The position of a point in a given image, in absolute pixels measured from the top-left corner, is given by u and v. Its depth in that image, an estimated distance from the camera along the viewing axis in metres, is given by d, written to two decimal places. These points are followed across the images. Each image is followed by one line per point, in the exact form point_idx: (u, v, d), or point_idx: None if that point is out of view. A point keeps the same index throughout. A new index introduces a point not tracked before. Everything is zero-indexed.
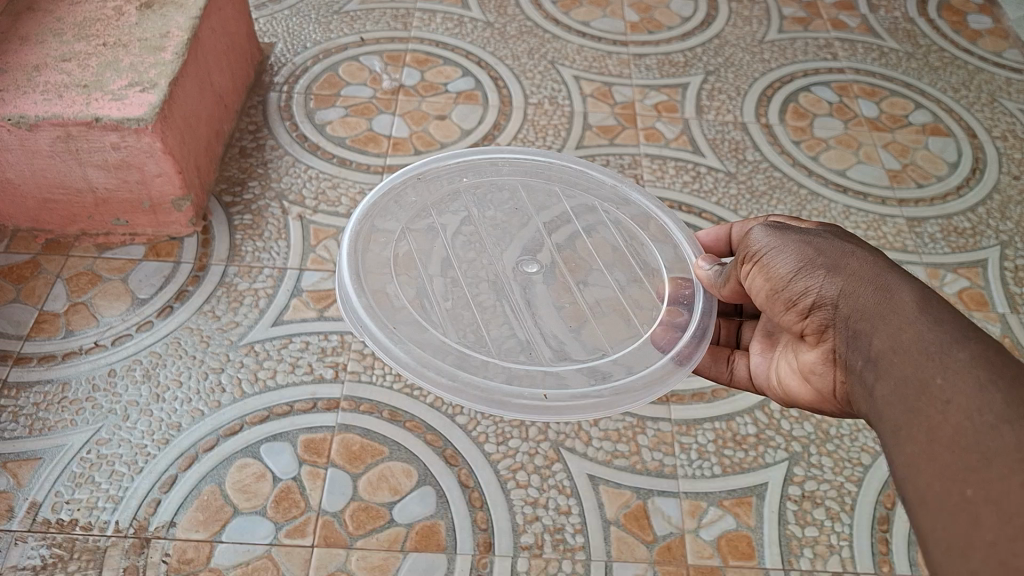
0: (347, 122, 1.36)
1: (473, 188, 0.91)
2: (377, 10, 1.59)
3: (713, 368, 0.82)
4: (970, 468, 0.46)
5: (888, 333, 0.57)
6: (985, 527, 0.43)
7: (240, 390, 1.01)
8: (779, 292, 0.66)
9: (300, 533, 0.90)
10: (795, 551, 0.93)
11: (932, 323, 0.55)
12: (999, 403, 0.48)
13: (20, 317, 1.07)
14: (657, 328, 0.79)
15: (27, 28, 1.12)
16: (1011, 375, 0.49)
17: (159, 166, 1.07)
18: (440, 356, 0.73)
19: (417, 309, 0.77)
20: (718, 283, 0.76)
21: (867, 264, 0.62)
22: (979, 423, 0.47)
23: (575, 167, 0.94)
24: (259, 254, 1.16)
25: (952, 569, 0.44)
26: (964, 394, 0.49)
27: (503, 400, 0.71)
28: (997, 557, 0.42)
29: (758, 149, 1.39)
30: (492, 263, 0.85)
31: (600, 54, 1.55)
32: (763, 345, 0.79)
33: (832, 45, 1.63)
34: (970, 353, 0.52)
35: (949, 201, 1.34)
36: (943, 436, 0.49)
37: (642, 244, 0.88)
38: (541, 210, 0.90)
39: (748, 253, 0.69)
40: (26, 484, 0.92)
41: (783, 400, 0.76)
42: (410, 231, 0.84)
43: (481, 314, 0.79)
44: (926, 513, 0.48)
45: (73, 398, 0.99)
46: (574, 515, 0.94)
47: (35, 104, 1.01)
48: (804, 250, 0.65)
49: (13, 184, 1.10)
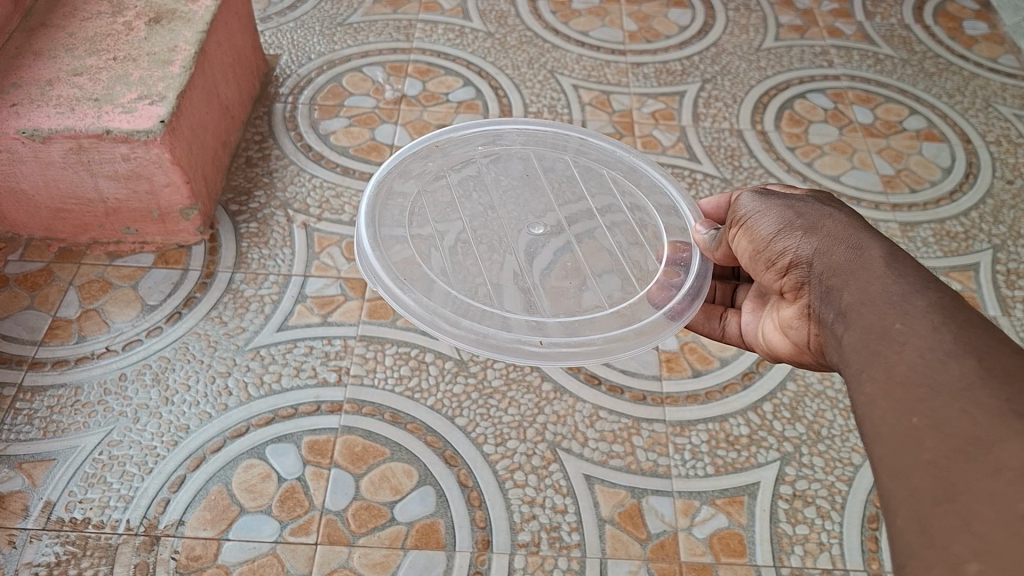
0: (351, 131, 1.39)
1: (487, 156, 0.95)
2: (380, 21, 1.63)
3: (706, 325, 0.85)
4: (917, 399, 0.49)
5: (858, 285, 0.59)
6: (926, 448, 0.47)
7: (246, 393, 1.04)
8: (761, 252, 0.70)
9: (304, 531, 0.93)
10: (786, 549, 0.96)
11: (896, 274, 0.57)
12: (949, 341, 0.50)
13: (34, 322, 1.10)
14: (652, 286, 0.82)
15: (41, 44, 1.15)
16: (962, 318, 0.52)
17: (167, 176, 1.11)
18: (448, 307, 0.77)
19: (427, 263, 0.81)
20: (712, 247, 0.80)
21: (842, 225, 0.65)
22: (931, 358, 0.50)
23: (586, 138, 0.98)
24: (265, 261, 1.19)
25: (895, 488, 0.47)
26: (919, 335, 0.52)
27: (505, 345, 0.76)
28: (935, 473, 0.45)
29: (753, 155, 1.42)
30: (502, 226, 0.88)
31: (598, 63, 1.58)
32: (755, 305, 0.81)
33: (828, 52, 1.66)
34: (927, 299, 0.54)
35: (942, 205, 1.36)
36: (898, 373, 0.51)
37: (645, 212, 0.91)
38: (552, 178, 0.94)
39: (736, 218, 0.73)
40: (40, 484, 0.95)
41: (768, 354, 0.78)
42: (425, 194, 0.88)
43: (485, 268, 0.83)
44: (876, 440, 0.50)
45: (85, 401, 1.03)
46: (570, 513, 0.97)
47: (49, 117, 1.05)
48: (785, 214, 0.69)
49: (27, 195, 1.13)
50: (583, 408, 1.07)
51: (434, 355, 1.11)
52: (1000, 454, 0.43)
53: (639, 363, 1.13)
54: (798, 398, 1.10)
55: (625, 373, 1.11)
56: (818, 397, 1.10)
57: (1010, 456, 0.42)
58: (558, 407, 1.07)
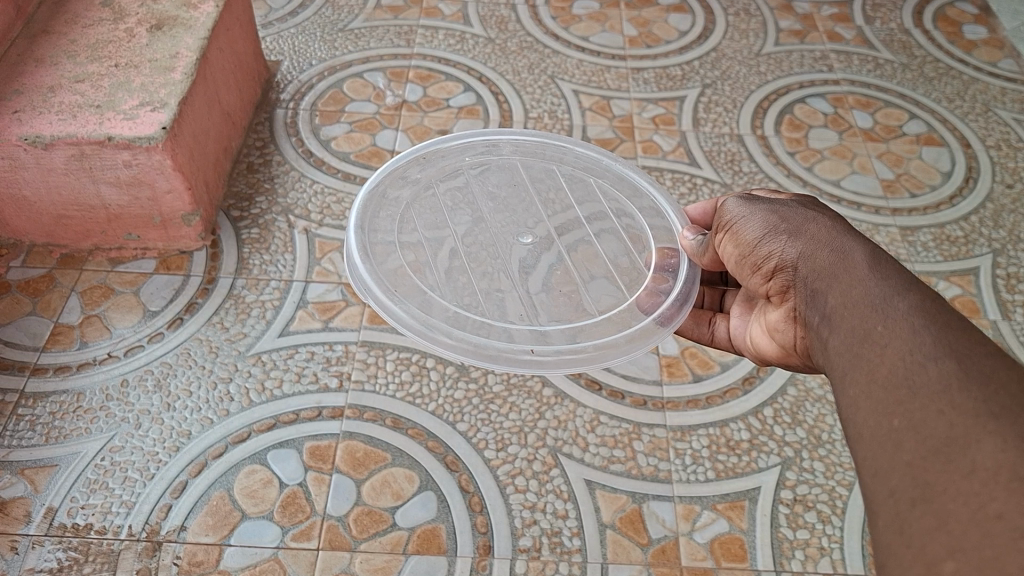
0: (352, 137, 1.39)
1: (476, 167, 0.95)
2: (380, 27, 1.63)
3: (695, 330, 0.85)
4: (897, 401, 0.49)
5: (841, 289, 0.59)
6: (904, 449, 0.46)
7: (248, 399, 1.05)
8: (747, 256, 0.70)
9: (306, 537, 0.93)
10: (787, 553, 0.96)
11: (879, 278, 0.57)
12: (929, 344, 0.50)
13: (36, 328, 1.10)
14: (642, 292, 0.83)
15: (43, 50, 1.16)
16: (943, 321, 0.52)
17: (169, 181, 1.11)
18: (442, 318, 0.78)
19: (419, 274, 0.81)
20: (699, 252, 0.80)
21: (826, 229, 0.65)
22: (911, 361, 0.50)
23: (573, 147, 0.99)
24: (267, 266, 1.20)
25: (874, 487, 0.47)
26: (900, 339, 0.52)
27: (496, 354, 0.76)
28: (913, 473, 0.45)
29: (753, 160, 1.42)
30: (492, 235, 0.88)
31: (598, 68, 1.59)
32: (743, 308, 0.81)
33: (827, 56, 1.66)
34: (908, 303, 0.54)
35: (942, 210, 1.37)
36: (880, 375, 0.51)
37: (633, 219, 0.91)
38: (540, 188, 0.94)
39: (721, 223, 0.73)
40: (43, 490, 0.95)
41: (756, 357, 0.78)
42: (414, 205, 0.89)
43: (476, 279, 0.83)
44: (860, 442, 0.50)
45: (87, 407, 1.03)
46: (571, 519, 0.97)
47: (51, 124, 1.05)
48: (770, 218, 0.69)
49: (30, 201, 1.14)
50: (584, 413, 1.07)
51: (435, 360, 1.11)
52: (975, 454, 0.43)
53: (640, 368, 1.13)
54: (798, 402, 1.10)
55: (625, 379, 1.12)
56: (818, 402, 1.11)
57: (984, 456, 0.42)
58: (558, 413, 1.07)
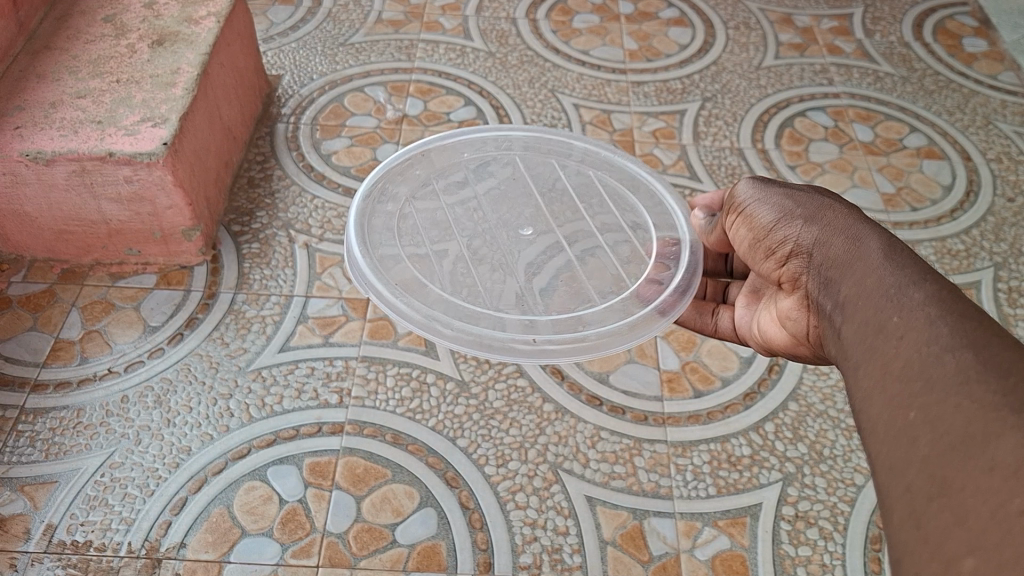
0: (352, 151, 1.40)
1: (477, 162, 0.96)
2: (381, 41, 1.64)
3: (699, 320, 0.85)
4: (914, 394, 0.48)
5: (856, 278, 0.59)
6: (921, 445, 0.46)
7: (248, 414, 1.05)
8: (761, 240, 0.70)
9: (306, 553, 0.93)
10: (788, 570, 0.96)
11: (894, 267, 0.57)
12: (945, 334, 0.49)
13: (36, 344, 1.10)
14: (643, 281, 0.83)
15: (44, 67, 1.16)
16: (960, 311, 0.50)
17: (170, 197, 1.11)
18: (444, 311, 0.78)
19: (419, 267, 0.82)
20: (708, 231, 0.82)
21: (842, 216, 0.65)
22: (927, 353, 0.49)
23: (573, 141, 0.99)
24: (267, 281, 1.19)
25: (891, 483, 0.47)
26: (915, 330, 0.51)
27: (497, 345, 0.76)
28: (929, 470, 0.44)
29: (754, 174, 1.42)
30: (493, 230, 0.89)
31: (598, 82, 1.59)
32: (747, 299, 0.81)
33: (827, 70, 1.67)
34: (924, 293, 0.53)
35: (943, 223, 1.37)
36: (895, 368, 0.51)
37: (637, 214, 0.91)
38: (540, 183, 0.94)
39: (734, 203, 0.75)
40: (42, 507, 0.95)
41: (765, 349, 0.78)
42: (413, 201, 0.89)
43: (479, 274, 0.83)
44: (874, 436, 0.50)
45: (88, 423, 1.03)
46: (572, 535, 0.97)
47: (52, 140, 1.06)
48: (784, 203, 0.70)
49: (31, 217, 1.14)
50: (584, 428, 1.07)
51: (435, 376, 1.11)
52: (996, 450, 0.41)
53: (641, 383, 1.13)
54: (800, 418, 1.10)
55: (625, 393, 1.11)
56: (819, 417, 1.11)
57: (1003, 452, 0.41)
58: (559, 428, 1.07)
